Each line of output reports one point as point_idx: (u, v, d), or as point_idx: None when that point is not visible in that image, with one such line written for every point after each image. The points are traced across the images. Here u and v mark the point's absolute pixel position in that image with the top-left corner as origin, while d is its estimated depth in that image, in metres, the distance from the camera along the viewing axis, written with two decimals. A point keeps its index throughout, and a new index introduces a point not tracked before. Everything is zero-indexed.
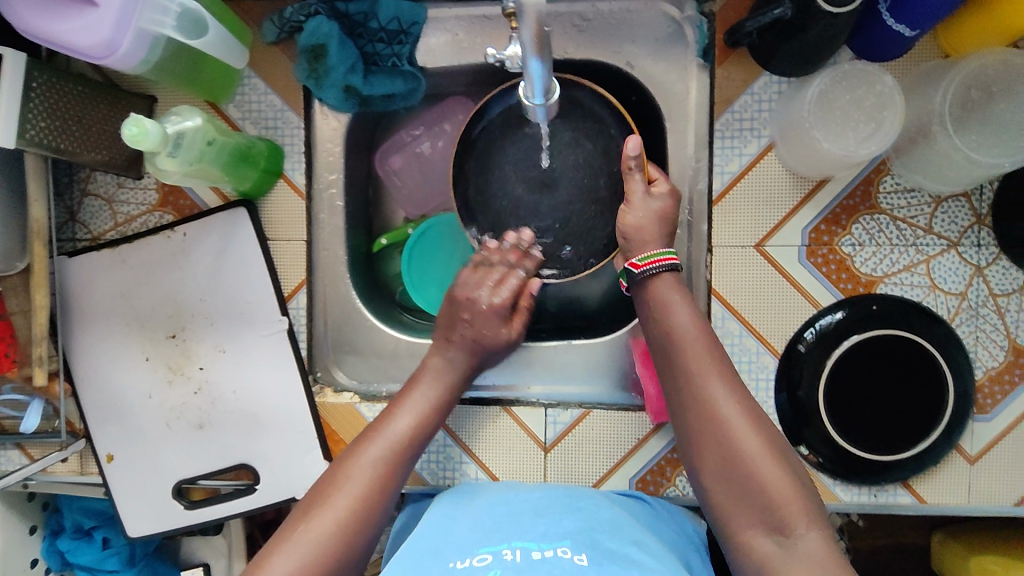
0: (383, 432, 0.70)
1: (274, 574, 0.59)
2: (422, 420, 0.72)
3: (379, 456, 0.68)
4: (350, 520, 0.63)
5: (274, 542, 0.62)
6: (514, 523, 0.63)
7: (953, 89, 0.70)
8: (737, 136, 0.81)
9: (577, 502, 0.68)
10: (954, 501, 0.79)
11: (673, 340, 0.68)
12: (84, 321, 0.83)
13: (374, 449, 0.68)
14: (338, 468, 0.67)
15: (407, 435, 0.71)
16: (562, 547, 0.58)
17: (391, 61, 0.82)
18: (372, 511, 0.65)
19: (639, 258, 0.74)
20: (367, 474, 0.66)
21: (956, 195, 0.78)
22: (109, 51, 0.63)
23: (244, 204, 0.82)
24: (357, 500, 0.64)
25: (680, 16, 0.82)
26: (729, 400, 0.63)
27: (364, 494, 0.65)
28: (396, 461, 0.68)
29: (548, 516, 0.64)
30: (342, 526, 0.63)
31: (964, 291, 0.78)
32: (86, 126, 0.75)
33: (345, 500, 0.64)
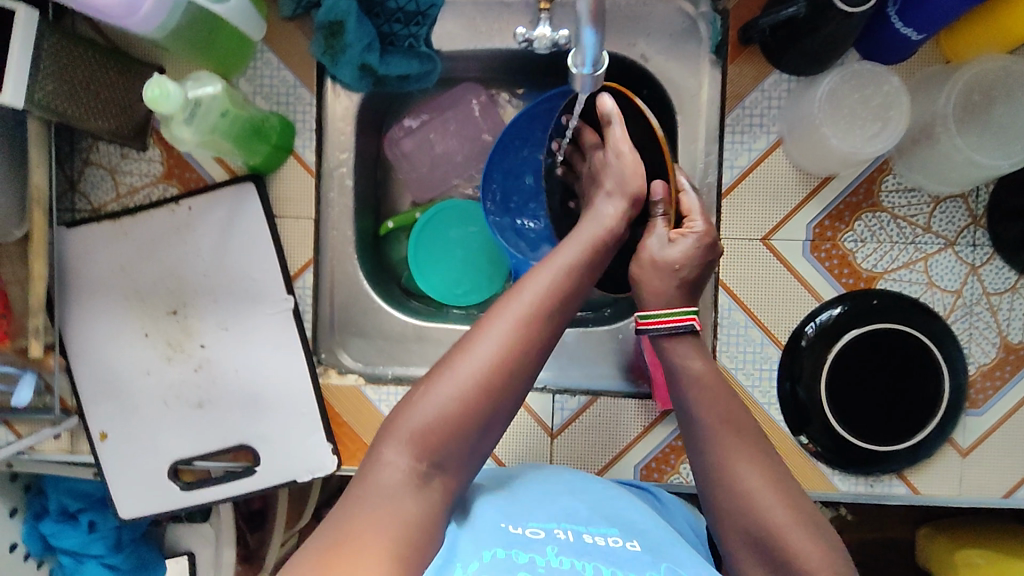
0: (520, 295, 0.61)
1: (407, 431, 0.56)
2: (563, 287, 0.61)
3: (521, 317, 0.59)
4: (485, 386, 0.57)
5: (404, 405, 0.58)
6: (560, 503, 0.64)
7: (956, 92, 0.73)
8: (747, 131, 0.82)
9: (607, 490, 0.70)
10: (945, 493, 0.82)
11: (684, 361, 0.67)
12: (81, 294, 0.81)
13: (514, 307, 0.59)
14: (472, 328, 0.60)
15: (540, 299, 0.60)
16: (612, 536, 0.60)
17: (407, 42, 0.81)
18: (515, 375, 0.58)
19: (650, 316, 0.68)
20: (511, 337, 0.58)
21: (954, 196, 0.81)
22: (133, 11, 0.62)
23: (252, 178, 0.81)
24: (498, 367, 0.57)
25: (695, 11, 0.84)
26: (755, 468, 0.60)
27: (500, 361, 0.57)
28: (533, 327, 0.59)
29: (587, 500, 0.65)
30: (480, 388, 0.57)
31: (959, 289, 0.81)
32: (94, 92, 0.73)
33: (480, 366, 0.57)
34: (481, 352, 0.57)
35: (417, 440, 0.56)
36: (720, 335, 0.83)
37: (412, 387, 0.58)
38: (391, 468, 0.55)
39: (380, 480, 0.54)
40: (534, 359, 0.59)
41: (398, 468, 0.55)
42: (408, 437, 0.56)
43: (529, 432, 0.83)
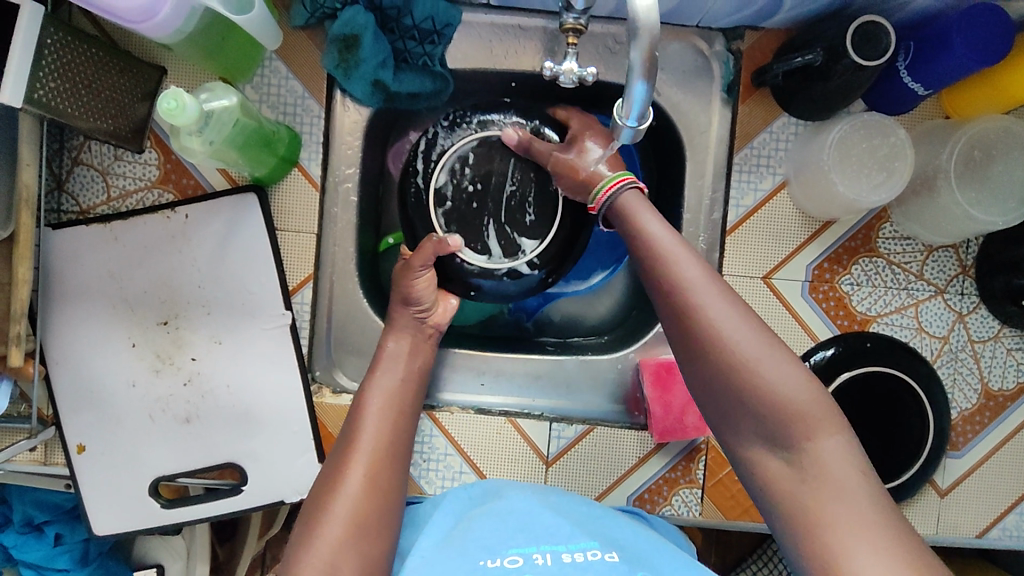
0: (367, 408, 0.71)
1: (318, 560, 0.57)
2: (389, 403, 0.72)
3: (372, 435, 0.68)
4: (367, 493, 0.63)
5: (299, 538, 0.60)
6: (538, 524, 0.67)
7: (959, 148, 0.75)
8: (753, 171, 0.83)
9: (591, 509, 0.73)
10: (924, 531, 0.85)
11: (653, 256, 0.63)
12: (65, 300, 0.77)
13: (365, 429, 0.69)
14: (341, 450, 0.67)
15: (385, 413, 0.71)
16: (591, 548, 0.63)
17: (421, 61, 0.81)
18: (386, 481, 0.65)
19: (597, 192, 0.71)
20: (367, 453, 0.66)
21: (946, 246, 0.84)
22: (145, 16, 0.59)
23: (255, 189, 0.78)
24: (372, 476, 0.65)
25: (708, 50, 0.84)
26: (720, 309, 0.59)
27: (373, 471, 0.65)
28: (391, 437, 0.69)
29: (569, 520, 0.68)
30: (361, 499, 0.62)
31: (946, 335, 0.84)
32: (94, 91, 0.70)
33: (359, 477, 0.64)
34: (354, 468, 0.65)
35: (330, 563, 0.57)
36: None
37: (294, 534, 0.61)
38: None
39: None
40: (398, 465, 0.68)
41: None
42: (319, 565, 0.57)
43: (526, 459, 0.83)
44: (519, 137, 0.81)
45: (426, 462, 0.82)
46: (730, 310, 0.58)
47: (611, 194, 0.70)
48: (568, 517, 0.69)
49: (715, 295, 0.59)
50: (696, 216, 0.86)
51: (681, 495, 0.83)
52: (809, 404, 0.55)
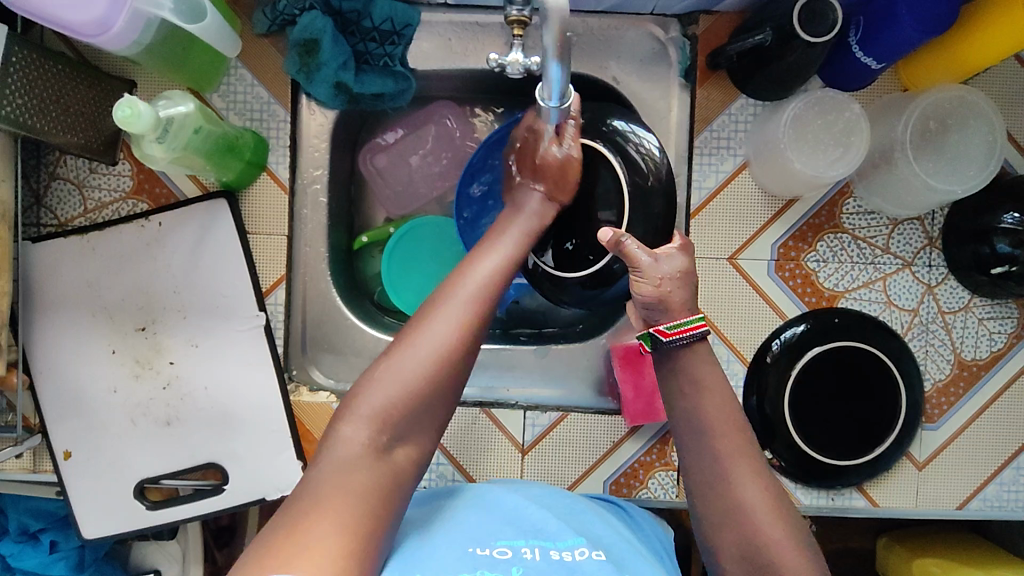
0: (474, 271, 0.63)
1: (368, 413, 0.55)
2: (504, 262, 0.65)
3: (476, 288, 0.61)
4: (444, 358, 0.58)
5: (367, 376, 0.58)
6: (524, 517, 0.65)
7: (914, 119, 0.76)
8: (714, 154, 0.84)
9: (573, 502, 0.71)
10: (903, 505, 0.85)
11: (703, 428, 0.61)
12: (46, 310, 0.80)
13: (472, 281, 0.62)
14: (430, 309, 0.61)
15: (496, 277, 0.63)
16: (579, 546, 0.60)
17: (382, 61, 0.83)
18: (470, 344, 0.59)
19: (668, 326, 0.64)
20: (470, 298, 0.60)
21: (911, 218, 0.84)
22: (101, 29, 0.62)
23: (225, 195, 0.80)
24: (455, 341, 0.58)
25: (665, 37, 0.86)
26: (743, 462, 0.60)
27: (455, 338, 0.59)
28: (495, 299, 0.62)
29: (553, 512, 0.66)
30: (437, 357, 0.58)
31: (915, 308, 0.84)
32: (64, 106, 0.72)
33: (439, 342, 0.58)
34: (440, 321, 0.59)
35: (379, 416, 0.55)
36: None
37: (372, 363, 0.58)
38: (353, 441, 0.55)
39: (335, 451, 0.55)
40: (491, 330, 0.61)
41: (365, 440, 0.55)
42: (369, 414, 0.56)
43: (501, 448, 0.84)
44: (612, 240, 0.67)
45: None
46: (747, 464, 0.60)
47: (681, 337, 0.63)
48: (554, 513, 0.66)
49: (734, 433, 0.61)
50: None
51: (657, 478, 0.83)
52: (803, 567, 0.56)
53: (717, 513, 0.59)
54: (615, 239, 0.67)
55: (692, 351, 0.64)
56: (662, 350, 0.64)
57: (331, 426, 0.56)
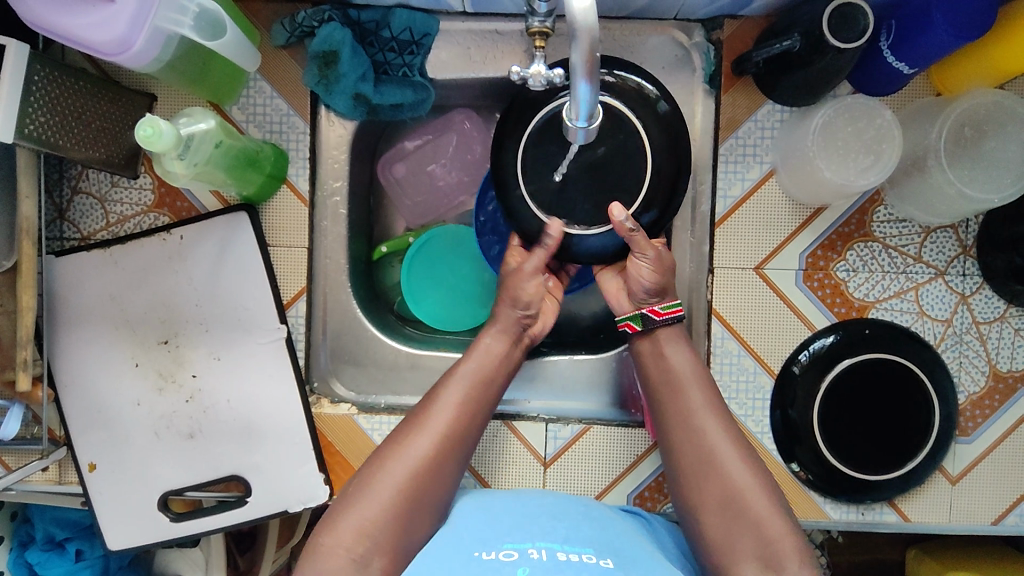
0: (440, 399, 0.70)
1: (346, 531, 0.61)
2: (468, 397, 0.70)
3: (437, 430, 0.67)
4: (414, 480, 0.64)
5: (342, 502, 0.64)
6: (534, 522, 0.64)
7: (948, 125, 0.74)
8: (740, 161, 0.82)
9: (594, 510, 0.70)
10: (935, 520, 0.82)
11: (675, 387, 0.71)
12: (70, 325, 0.80)
13: (436, 420, 0.68)
14: (400, 435, 0.68)
15: (461, 413, 0.69)
16: (586, 552, 0.60)
17: (401, 71, 0.82)
18: (436, 481, 0.65)
19: (661, 305, 0.74)
20: (436, 426, 0.67)
21: (944, 226, 0.81)
22: (124, 47, 0.61)
23: (246, 208, 0.80)
24: (422, 464, 0.65)
25: (688, 42, 0.84)
26: (722, 436, 0.68)
27: (425, 462, 0.65)
28: (456, 434, 0.68)
29: (568, 519, 0.66)
30: (404, 489, 0.64)
31: (949, 318, 0.82)
32: (85, 122, 0.73)
33: (408, 465, 0.65)
34: (404, 461, 0.65)
35: (358, 534, 0.61)
36: (714, 364, 0.83)
37: (348, 488, 0.65)
38: (336, 554, 0.60)
39: (321, 558, 0.60)
40: (456, 466, 0.68)
41: (349, 551, 0.60)
42: (349, 533, 0.61)
43: (523, 461, 0.83)
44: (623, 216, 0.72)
45: None
46: (720, 427, 0.68)
47: (670, 316, 0.74)
48: (566, 520, 0.66)
49: (708, 405, 0.70)
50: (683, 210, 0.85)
51: None
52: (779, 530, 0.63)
53: (699, 485, 0.66)
54: (621, 220, 0.72)
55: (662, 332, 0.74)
56: (654, 327, 0.74)
57: (312, 541, 0.62)
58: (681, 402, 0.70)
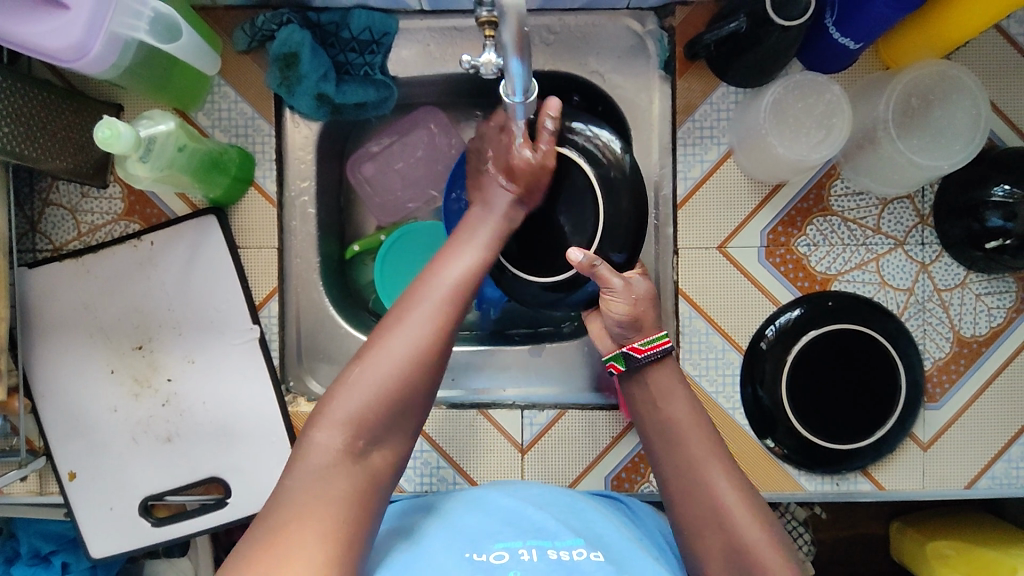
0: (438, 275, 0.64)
1: (339, 418, 0.57)
2: (457, 287, 0.64)
3: (424, 315, 0.61)
4: (411, 361, 0.59)
5: (333, 388, 0.59)
6: (523, 517, 0.65)
7: (895, 96, 0.76)
8: (698, 144, 0.84)
9: (575, 502, 0.69)
10: (909, 487, 0.84)
11: (676, 438, 0.68)
12: (46, 335, 0.81)
13: (422, 309, 0.62)
14: (394, 313, 0.62)
15: (450, 299, 0.63)
16: (577, 547, 0.61)
17: (363, 70, 0.84)
18: (434, 362, 0.61)
19: (640, 342, 0.72)
20: (435, 302, 0.62)
21: (900, 197, 0.83)
22: (80, 53, 0.62)
23: (214, 211, 0.81)
24: (421, 342, 0.60)
25: (642, 30, 0.86)
26: (725, 483, 0.64)
27: (423, 338, 0.60)
28: (454, 313, 0.63)
29: (554, 514, 0.66)
30: (399, 369, 0.59)
31: (911, 287, 0.83)
32: (51, 132, 0.73)
33: (405, 343, 0.60)
34: (401, 338, 0.60)
35: (352, 422, 0.57)
36: (682, 343, 0.84)
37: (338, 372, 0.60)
38: (326, 447, 0.56)
39: (309, 459, 0.55)
40: (450, 349, 0.62)
41: (341, 446, 0.56)
42: (342, 420, 0.57)
43: (500, 449, 0.84)
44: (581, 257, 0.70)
45: None
46: (725, 478, 0.64)
47: (655, 352, 0.71)
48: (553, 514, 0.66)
49: (708, 451, 0.66)
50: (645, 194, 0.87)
51: None
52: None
53: (702, 539, 0.63)
54: (582, 260, 0.70)
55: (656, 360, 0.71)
56: (639, 366, 0.72)
57: (305, 434, 0.57)
58: (685, 452, 0.67)
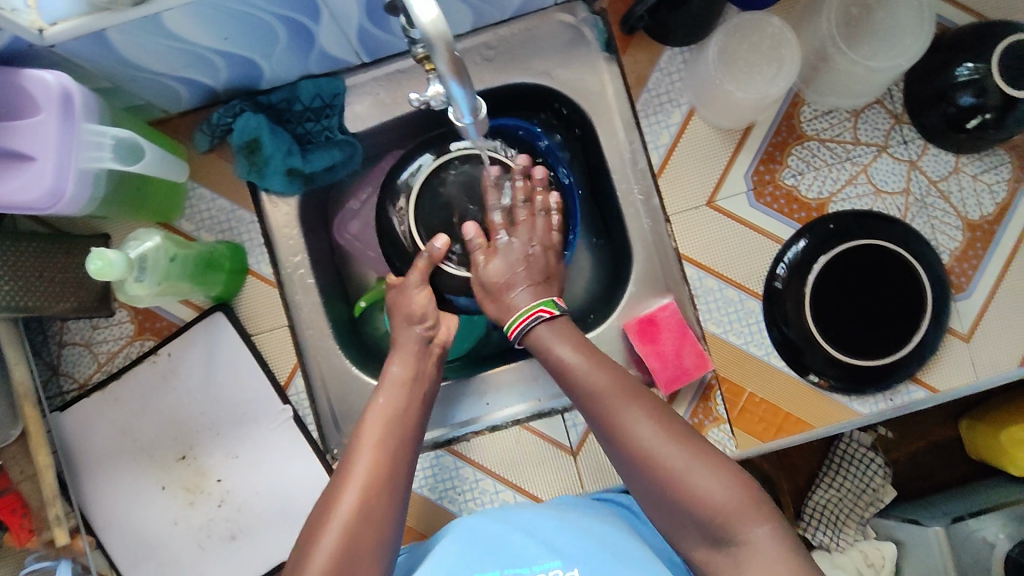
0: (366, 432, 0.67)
1: None
2: (383, 442, 0.66)
3: (341, 517, 0.59)
4: (360, 520, 0.59)
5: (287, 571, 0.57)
6: (506, 545, 0.64)
7: (834, 12, 0.76)
8: (660, 110, 0.85)
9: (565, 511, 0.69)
10: (963, 382, 0.82)
11: (591, 396, 0.66)
12: (93, 469, 0.83)
13: (337, 511, 0.59)
14: (334, 481, 0.63)
15: (377, 466, 0.63)
16: (553, 568, 0.60)
17: (324, 136, 0.87)
18: (383, 515, 0.61)
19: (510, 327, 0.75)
20: (372, 454, 0.64)
21: (870, 104, 0.83)
22: (56, 197, 0.63)
23: (220, 308, 0.83)
24: (367, 497, 0.61)
25: (576, 20, 0.86)
26: (650, 427, 0.62)
27: (367, 492, 0.61)
28: (393, 459, 0.65)
29: (542, 534, 0.65)
30: (351, 531, 0.58)
31: (906, 187, 0.83)
32: (47, 278, 0.75)
33: (351, 502, 0.60)
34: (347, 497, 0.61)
35: None
36: (700, 304, 0.84)
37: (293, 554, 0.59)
38: None
39: None
40: (397, 494, 0.63)
41: None
42: None
43: (552, 456, 0.84)
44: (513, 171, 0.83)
45: (462, 494, 0.84)
46: (650, 422, 0.62)
47: (524, 326, 0.73)
48: (537, 536, 0.65)
49: (626, 397, 0.64)
50: (622, 172, 0.86)
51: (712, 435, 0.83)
52: (721, 485, 0.58)
53: (638, 483, 0.62)
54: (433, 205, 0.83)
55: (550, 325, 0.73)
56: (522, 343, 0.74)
57: None
58: (601, 405, 0.65)
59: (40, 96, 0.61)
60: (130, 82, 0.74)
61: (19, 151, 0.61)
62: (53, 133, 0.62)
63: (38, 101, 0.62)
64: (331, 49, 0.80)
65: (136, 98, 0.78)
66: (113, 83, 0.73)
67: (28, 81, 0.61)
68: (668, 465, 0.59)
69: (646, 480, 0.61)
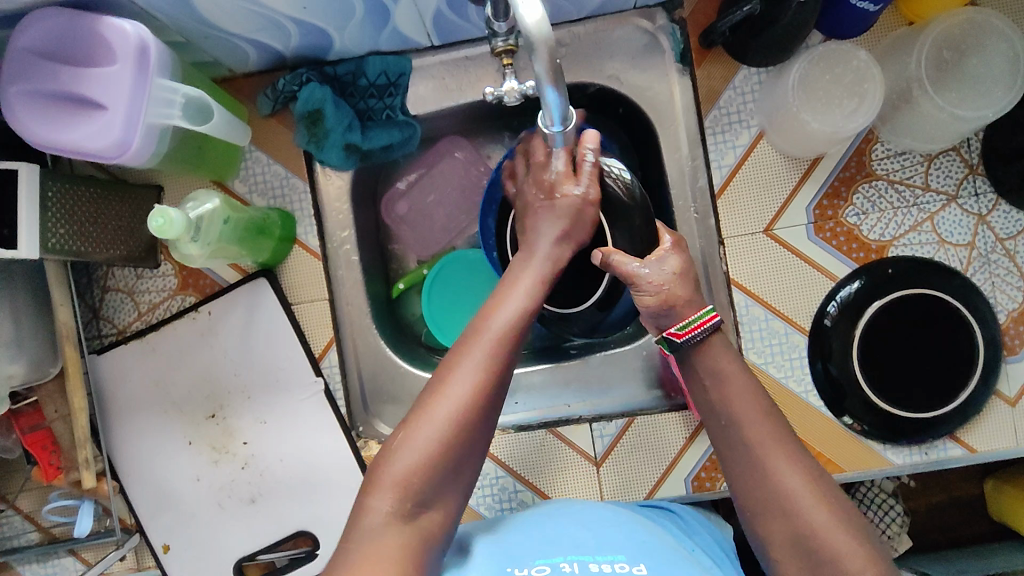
0: (491, 320, 0.60)
1: (390, 480, 0.54)
2: (504, 334, 0.59)
3: (451, 408, 0.55)
4: (466, 416, 0.55)
5: (385, 449, 0.56)
6: (563, 535, 0.64)
7: (926, 52, 0.74)
8: (727, 130, 0.83)
9: (617, 517, 0.70)
10: (1002, 447, 0.80)
11: (734, 422, 0.61)
12: (123, 415, 0.84)
13: (444, 404, 0.55)
14: (447, 363, 0.59)
15: (493, 366, 0.57)
16: (618, 560, 0.60)
17: (385, 114, 0.86)
18: (484, 419, 0.57)
19: (678, 326, 0.67)
20: (490, 344, 0.58)
21: (946, 150, 0.80)
22: (122, 150, 0.63)
23: (264, 274, 0.84)
24: (477, 393, 0.56)
25: (653, 27, 0.85)
26: (794, 473, 0.57)
27: (479, 388, 0.56)
28: (508, 358, 0.59)
29: (601, 531, 0.65)
30: (454, 427, 0.55)
31: (972, 241, 0.80)
32: (103, 225, 0.76)
33: (460, 395, 0.56)
34: (459, 384, 0.56)
35: (401, 487, 0.53)
36: (744, 333, 0.83)
37: (391, 435, 0.56)
38: (376, 513, 0.53)
39: (360, 525, 0.53)
40: (501, 398, 0.58)
41: (391, 511, 0.53)
42: (392, 484, 0.54)
43: (576, 464, 0.84)
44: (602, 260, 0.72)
45: (480, 489, 0.84)
46: (789, 460, 0.58)
47: (693, 334, 0.66)
48: (596, 532, 0.65)
49: (768, 430, 0.59)
50: (681, 188, 0.86)
51: None
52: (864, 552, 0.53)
53: (769, 527, 0.57)
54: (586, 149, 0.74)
55: (708, 349, 0.65)
56: (685, 349, 0.66)
57: (357, 496, 0.55)
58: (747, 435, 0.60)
59: (117, 46, 0.60)
60: (203, 39, 0.73)
61: (92, 100, 0.61)
62: (126, 86, 0.61)
63: (115, 51, 0.61)
64: (404, 28, 0.78)
65: (204, 55, 0.78)
66: (185, 38, 0.72)
67: (108, 31, 0.60)
68: (810, 521, 0.55)
69: (783, 527, 0.56)
